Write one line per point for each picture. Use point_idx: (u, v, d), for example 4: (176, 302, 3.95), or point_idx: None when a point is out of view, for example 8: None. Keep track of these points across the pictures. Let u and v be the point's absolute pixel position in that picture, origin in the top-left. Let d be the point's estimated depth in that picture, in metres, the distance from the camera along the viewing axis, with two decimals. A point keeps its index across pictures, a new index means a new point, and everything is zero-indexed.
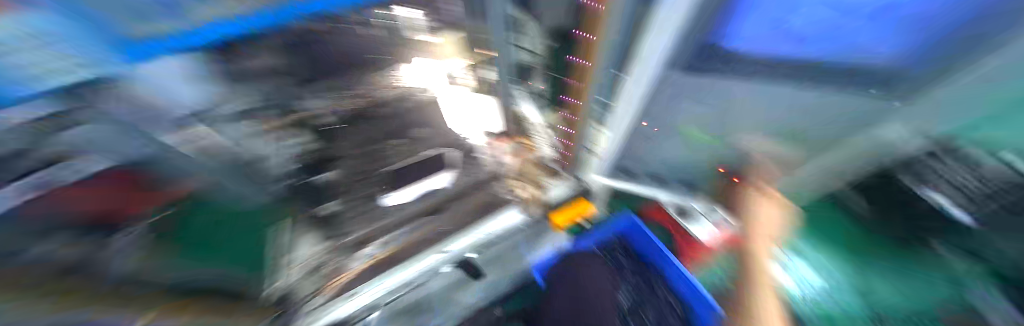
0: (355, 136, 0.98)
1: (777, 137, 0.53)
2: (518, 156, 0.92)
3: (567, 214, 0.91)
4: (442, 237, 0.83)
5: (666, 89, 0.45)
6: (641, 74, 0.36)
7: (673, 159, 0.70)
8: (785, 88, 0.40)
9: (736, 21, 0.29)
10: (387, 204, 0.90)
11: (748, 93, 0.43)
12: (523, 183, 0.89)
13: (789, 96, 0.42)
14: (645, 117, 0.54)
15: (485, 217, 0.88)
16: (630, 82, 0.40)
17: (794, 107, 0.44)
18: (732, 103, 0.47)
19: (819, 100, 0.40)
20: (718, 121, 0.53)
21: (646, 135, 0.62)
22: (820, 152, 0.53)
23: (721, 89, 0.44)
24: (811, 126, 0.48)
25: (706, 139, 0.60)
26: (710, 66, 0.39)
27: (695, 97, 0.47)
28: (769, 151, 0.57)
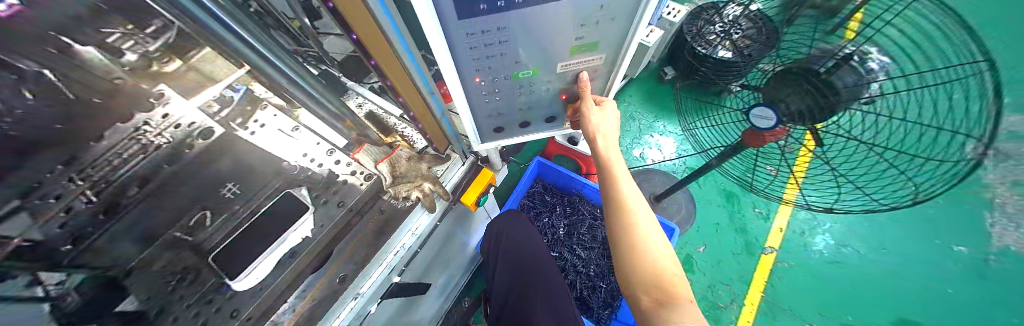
0: (136, 228, 0.52)
1: (583, 56, 0.59)
2: (388, 160, 0.76)
3: (472, 194, 0.88)
4: (350, 282, 0.65)
5: (471, 36, 0.47)
6: (422, 9, 0.38)
7: (523, 100, 0.73)
8: (554, 9, 0.43)
9: None
10: (239, 288, 0.56)
11: (536, 25, 0.47)
12: (415, 182, 0.76)
13: (564, 16, 0.46)
14: (475, 70, 0.57)
15: (389, 235, 0.72)
16: (425, 24, 0.41)
17: (575, 26, 0.49)
18: (533, 39, 0.51)
19: (583, 10, 0.45)
20: (536, 58, 0.57)
21: (490, 90, 0.66)
22: (616, 54, 0.61)
23: (514, 28, 0.47)
24: (603, 34, 0.53)
25: (537, 78, 0.64)
26: (487, 6, 0.41)
27: (501, 42, 0.50)
28: (587, 68, 0.64)
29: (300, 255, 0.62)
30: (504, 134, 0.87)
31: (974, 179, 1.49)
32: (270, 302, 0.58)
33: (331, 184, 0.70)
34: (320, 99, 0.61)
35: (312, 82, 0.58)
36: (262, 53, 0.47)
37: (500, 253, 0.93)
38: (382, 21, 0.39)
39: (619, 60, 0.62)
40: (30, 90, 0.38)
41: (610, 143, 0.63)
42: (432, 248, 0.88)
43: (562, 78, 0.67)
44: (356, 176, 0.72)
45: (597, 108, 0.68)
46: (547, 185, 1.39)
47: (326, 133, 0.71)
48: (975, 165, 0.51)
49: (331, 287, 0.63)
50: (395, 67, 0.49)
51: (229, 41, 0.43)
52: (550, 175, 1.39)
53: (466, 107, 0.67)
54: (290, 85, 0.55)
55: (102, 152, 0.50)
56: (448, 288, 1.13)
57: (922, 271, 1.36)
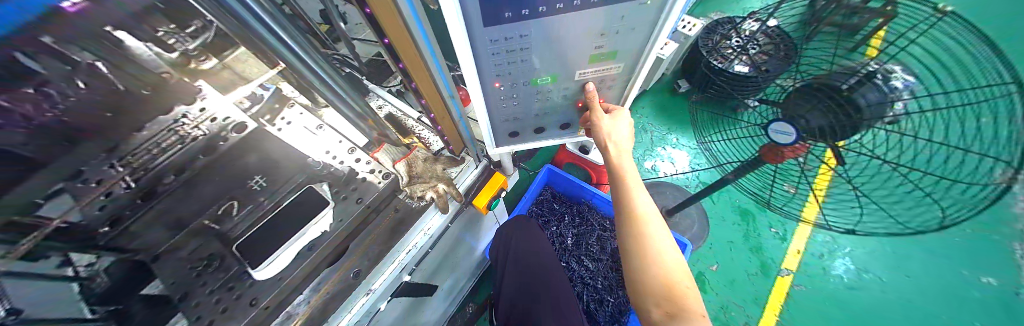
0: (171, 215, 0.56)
1: (602, 67, 0.62)
2: (406, 160, 0.76)
3: (484, 196, 0.88)
4: (361, 280, 0.65)
5: (495, 42, 0.49)
6: (450, 12, 0.39)
7: (540, 106, 0.74)
8: (575, 20, 0.45)
9: None
10: (259, 277, 0.55)
11: (554, 35, 0.49)
12: (429, 182, 0.77)
13: (583, 29, 0.48)
14: (495, 75, 0.59)
15: (403, 233, 0.73)
16: (451, 29, 0.43)
17: (595, 37, 0.51)
18: (551, 48, 0.53)
19: (602, 23, 0.48)
20: (555, 66, 0.58)
21: (509, 96, 0.67)
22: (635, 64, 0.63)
23: (534, 38, 0.49)
24: (621, 45, 0.55)
25: (555, 86, 0.66)
26: (512, 14, 0.42)
27: (522, 49, 0.52)
28: (604, 78, 0.66)
29: (316, 250, 0.62)
30: (519, 139, 0.88)
31: (1005, 207, 1.42)
32: (286, 295, 0.58)
33: (351, 181, 0.70)
34: (347, 99, 0.64)
35: (341, 82, 0.61)
36: (298, 50, 0.50)
37: (508, 259, 0.93)
38: (413, 28, 0.41)
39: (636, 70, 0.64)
40: (83, 80, 0.41)
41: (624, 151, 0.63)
42: (440, 250, 0.89)
43: (576, 85, 0.67)
44: (375, 174, 0.72)
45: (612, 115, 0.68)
46: (555, 193, 1.40)
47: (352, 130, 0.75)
48: (1004, 190, 0.49)
49: (341, 282, 0.64)
50: (420, 70, 0.51)
51: (269, 41, 0.45)
52: (559, 183, 1.39)
53: (484, 111, 0.69)
54: (324, 85, 0.58)
55: (141, 142, 0.52)
56: (454, 294, 1.13)
57: (950, 302, 1.29)
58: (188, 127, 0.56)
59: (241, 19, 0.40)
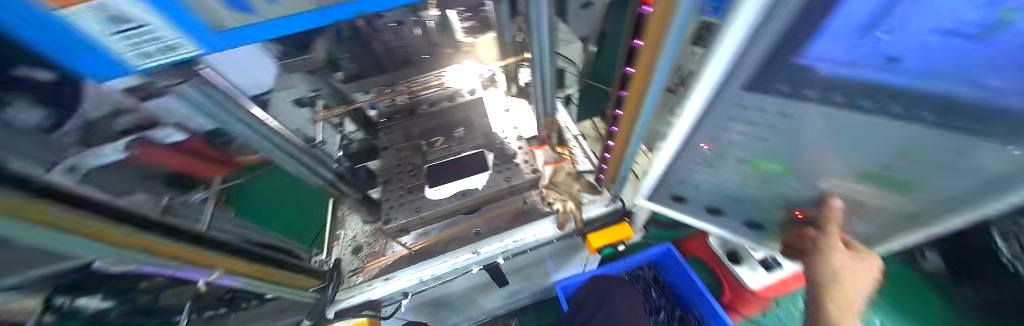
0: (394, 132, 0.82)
1: (876, 186, 0.45)
2: (555, 166, 0.85)
3: (606, 236, 0.80)
4: (478, 239, 0.80)
5: (738, 111, 0.39)
6: (712, 70, 0.33)
7: (735, 191, 0.58)
8: (881, 122, 0.34)
9: (826, 35, 0.27)
10: (431, 197, 0.77)
11: (826, 123, 0.38)
12: (562, 196, 0.81)
13: (889, 134, 0.36)
14: (708, 138, 0.46)
15: (519, 224, 0.81)
16: (698, 82, 0.36)
17: (899, 149, 0.37)
18: (810, 137, 0.41)
19: (914, 139, 0.35)
20: (798, 154, 0.45)
21: (707, 163, 0.52)
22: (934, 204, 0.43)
23: (794, 119, 0.38)
24: (935, 170, 0.38)
25: (780, 177, 0.51)
26: (789, 88, 0.34)
27: (772, 127, 0.41)
28: (856, 197, 0.49)
29: (466, 198, 0.75)
30: (679, 207, 0.68)
31: None
32: (439, 216, 0.77)
33: (508, 162, 0.81)
34: (545, 98, 0.75)
35: (550, 87, 0.73)
36: (551, 53, 0.60)
37: (599, 311, 0.94)
38: (660, 62, 0.39)
39: (930, 208, 0.44)
40: None
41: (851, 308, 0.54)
42: (534, 253, 0.96)
43: (809, 194, 0.53)
44: (527, 165, 0.80)
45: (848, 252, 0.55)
46: (659, 278, 1.24)
47: (531, 125, 0.91)
48: None
49: (466, 233, 0.82)
50: (635, 95, 0.48)
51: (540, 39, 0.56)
52: (670, 271, 1.22)
53: (661, 168, 0.54)
54: (541, 86, 0.71)
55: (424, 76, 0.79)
56: (513, 297, 1.20)
57: None
58: (439, 81, 0.89)
59: (532, 23, 0.53)
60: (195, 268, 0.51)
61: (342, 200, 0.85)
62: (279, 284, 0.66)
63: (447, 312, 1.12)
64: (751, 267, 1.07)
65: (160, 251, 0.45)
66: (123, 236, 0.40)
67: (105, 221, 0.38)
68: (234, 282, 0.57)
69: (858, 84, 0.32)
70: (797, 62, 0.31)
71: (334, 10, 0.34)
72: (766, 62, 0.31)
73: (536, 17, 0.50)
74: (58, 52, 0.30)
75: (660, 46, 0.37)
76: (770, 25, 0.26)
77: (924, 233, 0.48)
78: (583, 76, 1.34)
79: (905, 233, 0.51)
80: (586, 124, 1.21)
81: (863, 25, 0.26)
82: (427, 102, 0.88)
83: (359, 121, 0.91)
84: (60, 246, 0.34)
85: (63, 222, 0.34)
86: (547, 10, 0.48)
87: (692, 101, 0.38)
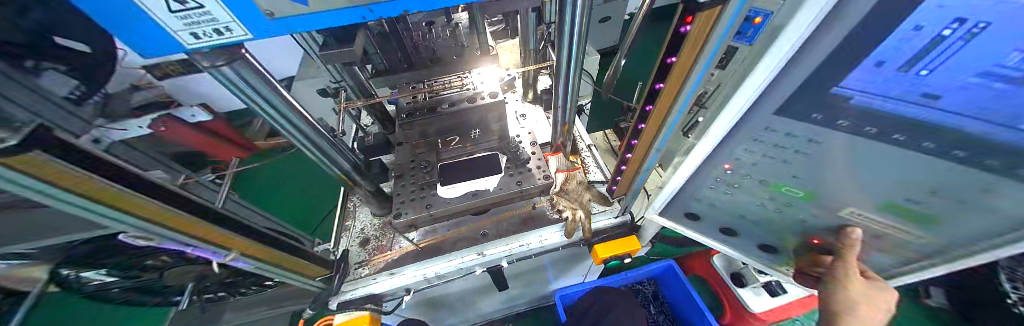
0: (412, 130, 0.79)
1: (898, 218, 0.46)
2: (567, 173, 0.86)
3: (612, 247, 0.81)
4: (485, 240, 0.80)
5: (766, 133, 0.41)
6: (747, 90, 0.34)
7: (752, 212, 0.59)
8: (907, 155, 0.36)
9: (862, 69, 0.28)
10: (442, 195, 0.77)
11: (849, 152, 0.39)
12: (573, 204, 0.81)
13: (911, 166, 0.37)
14: (731, 158, 0.47)
15: (527, 228, 0.82)
16: (731, 102, 0.37)
17: (922, 183, 0.38)
18: (833, 164, 0.42)
19: (937, 173, 0.36)
20: (820, 180, 0.45)
21: (726, 182, 0.53)
22: (958, 239, 0.44)
23: (821, 146, 0.40)
24: (961, 206, 0.39)
25: (800, 202, 0.51)
26: (822, 117, 0.36)
27: (798, 152, 0.42)
28: (877, 228, 0.50)
29: (477, 198, 0.76)
30: (692, 224, 0.68)
31: None
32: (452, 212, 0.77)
33: (521, 166, 0.82)
34: (565, 107, 0.76)
35: (571, 98, 0.73)
36: (578, 66, 0.62)
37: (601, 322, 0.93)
38: (691, 79, 0.40)
39: (954, 244, 0.45)
40: None
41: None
42: (537, 259, 0.96)
43: (830, 222, 0.53)
44: (539, 171, 0.81)
45: (870, 285, 0.55)
46: (658, 294, 1.25)
47: (545, 132, 0.99)
48: None
49: (474, 233, 0.82)
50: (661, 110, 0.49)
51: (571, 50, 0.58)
52: (669, 286, 1.22)
53: (678, 185, 0.55)
54: (563, 96, 0.72)
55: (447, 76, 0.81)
56: (512, 302, 1.20)
57: None
58: (461, 83, 0.86)
59: (563, 35, 0.54)
60: (212, 247, 0.51)
61: (354, 191, 0.83)
62: (289, 272, 0.66)
63: (445, 312, 1.11)
64: (754, 291, 1.07)
65: (179, 224, 0.45)
66: (145, 204, 0.41)
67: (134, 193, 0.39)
68: (245, 265, 0.58)
69: (894, 117, 0.33)
70: (833, 90, 0.32)
71: (382, 5, 0.35)
72: (803, 87, 0.32)
73: (569, 28, 0.52)
74: (115, 25, 0.31)
75: (694, 65, 0.39)
76: (813, 51, 0.28)
77: (945, 269, 0.48)
78: (595, 87, 1.36)
79: (924, 268, 0.52)
80: (596, 135, 1.22)
81: (904, 60, 0.27)
82: (448, 101, 0.81)
83: (377, 115, 0.95)
84: (79, 208, 0.35)
85: (82, 181, 0.34)
86: (579, 24, 0.50)
87: (721, 121, 0.40)
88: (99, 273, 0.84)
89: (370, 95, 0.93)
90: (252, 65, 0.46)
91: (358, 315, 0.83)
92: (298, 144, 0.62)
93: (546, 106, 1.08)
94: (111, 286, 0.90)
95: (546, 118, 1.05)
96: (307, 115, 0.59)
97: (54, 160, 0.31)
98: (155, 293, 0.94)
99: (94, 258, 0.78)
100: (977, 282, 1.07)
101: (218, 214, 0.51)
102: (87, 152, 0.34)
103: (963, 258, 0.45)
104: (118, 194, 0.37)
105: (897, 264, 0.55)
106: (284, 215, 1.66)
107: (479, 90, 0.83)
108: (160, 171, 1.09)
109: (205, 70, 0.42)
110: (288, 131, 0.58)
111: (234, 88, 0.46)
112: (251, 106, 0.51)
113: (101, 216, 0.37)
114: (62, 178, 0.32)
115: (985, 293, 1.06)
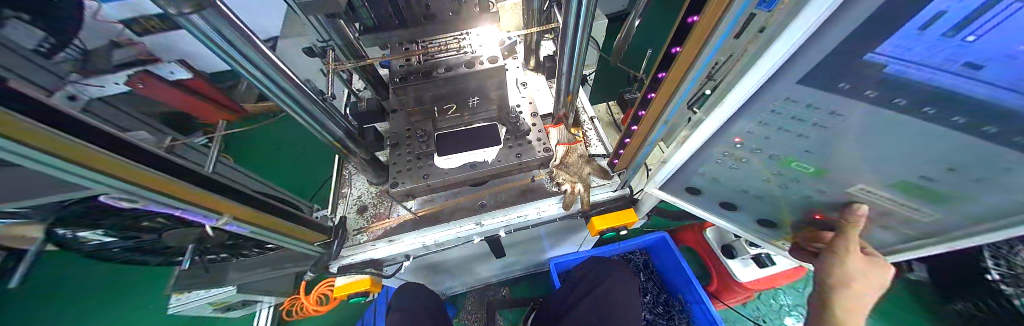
0: (407, 96, 0.73)
1: (909, 197, 0.44)
2: (568, 146, 0.83)
3: (610, 219, 0.81)
4: (483, 210, 0.80)
5: (785, 104, 0.38)
6: (770, 58, 0.31)
7: (756, 187, 0.58)
8: (934, 129, 0.33)
9: (902, 34, 0.25)
10: (440, 165, 0.75)
11: (869, 126, 0.37)
12: (572, 177, 0.80)
13: (934, 142, 0.35)
14: (743, 131, 0.45)
15: (524, 200, 0.81)
16: (750, 72, 0.34)
17: (943, 159, 0.36)
18: (849, 139, 0.40)
19: (962, 150, 0.34)
20: (832, 156, 0.44)
21: (733, 157, 0.52)
22: (965, 218, 0.43)
23: (843, 119, 0.37)
24: (980, 184, 0.37)
25: (808, 177, 0.50)
26: (849, 86, 0.33)
27: (816, 125, 0.40)
28: (884, 205, 0.49)
29: (475, 170, 0.74)
30: (691, 199, 0.68)
31: None
32: (451, 182, 0.75)
33: (521, 138, 0.79)
34: (569, 75, 0.71)
35: (577, 66, 0.68)
36: (586, 32, 0.57)
37: (593, 290, 0.96)
38: (709, 45, 0.37)
39: (961, 223, 0.44)
40: None
41: (855, 309, 0.59)
42: (533, 230, 0.98)
43: (835, 199, 0.52)
44: (539, 143, 0.79)
45: (865, 259, 0.55)
46: (649, 263, 1.30)
47: (546, 102, 0.96)
48: None
49: (473, 204, 0.82)
50: (675, 77, 0.46)
51: (578, 14, 0.52)
52: (660, 256, 1.26)
53: (683, 159, 0.54)
54: (568, 62, 0.67)
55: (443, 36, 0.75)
56: (508, 268, 1.24)
57: None
58: (458, 45, 0.79)
59: None
60: (203, 212, 0.50)
61: (349, 159, 0.81)
62: (287, 238, 0.67)
63: (444, 276, 1.16)
64: (743, 262, 1.11)
65: (167, 188, 0.44)
66: (128, 168, 0.39)
67: (109, 152, 0.36)
68: (240, 230, 0.57)
69: (926, 89, 0.29)
70: (867, 56, 0.28)
71: None
72: (836, 52, 0.29)
73: None
74: None
75: (716, 27, 0.34)
76: (854, 10, 0.24)
77: (946, 247, 0.48)
78: (602, 55, 1.29)
79: (922, 247, 0.52)
80: (600, 106, 1.18)
81: (951, 24, 0.23)
82: (445, 65, 0.74)
83: (369, 79, 0.90)
84: (56, 170, 0.33)
85: (57, 144, 0.31)
86: None
87: (739, 89, 0.37)
88: (98, 234, 0.85)
89: (359, 56, 0.87)
90: (226, 14, 0.41)
91: (359, 278, 0.86)
92: (285, 107, 0.58)
93: (548, 75, 1.03)
94: (112, 246, 0.91)
95: (549, 87, 1.00)
96: (292, 75, 0.55)
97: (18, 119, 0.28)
98: (156, 254, 0.96)
99: (90, 219, 0.79)
100: (965, 258, 1.11)
101: (206, 179, 0.50)
102: (52, 112, 0.31)
103: (966, 238, 0.45)
104: (97, 156, 0.35)
105: (897, 241, 0.55)
106: (283, 181, 1.66)
107: (478, 54, 0.77)
108: (147, 133, 1.06)
109: (172, 18, 0.37)
110: (276, 95, 0.55)
111: (211, 44, 0.42)
112: (233, 65, 0.48)
113: (85, 180, 0.35)
114: (39, 139, 0.30)
115: (975, 270, 1.09)
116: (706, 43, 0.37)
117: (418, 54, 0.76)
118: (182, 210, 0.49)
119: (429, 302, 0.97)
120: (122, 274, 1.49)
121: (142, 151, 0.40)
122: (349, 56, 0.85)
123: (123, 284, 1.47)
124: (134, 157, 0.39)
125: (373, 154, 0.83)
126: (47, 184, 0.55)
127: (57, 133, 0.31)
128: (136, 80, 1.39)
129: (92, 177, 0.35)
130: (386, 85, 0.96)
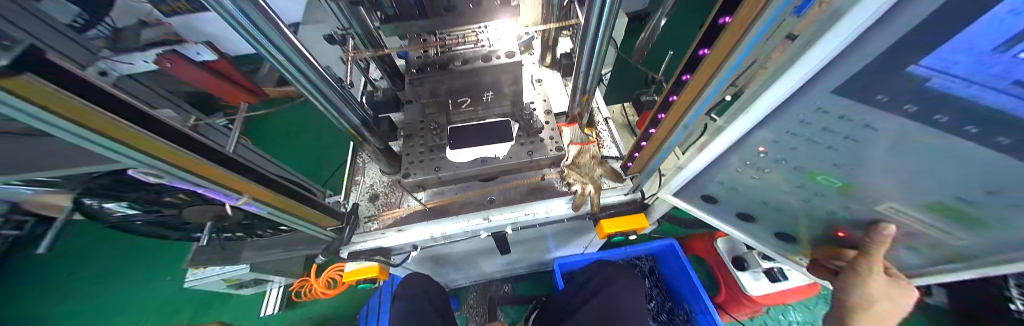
0: (420, 87, 0.73)
1: (941, 218, 0.43)
2: (581, 146, 0.82)
3: (618, 223, 0.80)
4: (492, 206, 0.80)
5: (815, 114, 0.37)
6: (801, 68, 0.30)
7: (775, 198, 0.56)
8: (978, 149, 0.32)
9: (950, 46, 0.24)
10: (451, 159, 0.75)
11: (905, 141, 0.35)
12: (584, 178, 0.79)
13: (974, 162, 0.33)
14: (768, 141, 0.44)
15: (533, 199, 0.81)
16: (779, 81, 0.33)
17: (986, 181, 0.34)
18: (880, 153, 0.38)
19: (1007, 173, 0.32)
20: (860, 170, 0.42)
21: (755, 166, 0.50)
22: (1001, 244, 0.41)
23: (879, 132, 0.35)
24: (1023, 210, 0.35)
25: (835, 192, 0.48)
26: (886, 99, 0.31)
27: (848, 138, 0.38)
28: (913, 225, 0.47)
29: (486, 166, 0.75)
30: (706, 206, 0.67)
31: None
32: (461, 174, 0.75)
33: (534, 136, 0.79)
34: (588, 74, 0.70)
35: (596, 64, 0.67)
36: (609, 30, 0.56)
37: (597, 295, 0.95)
38: (740, 49, 0.36)
39: (1001, 249, 0.42)
40: None
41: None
42: (537, 229, 0.98)
43: (861, 216, 0.50)
44: (552, 141, 0.78)
45: (886, 283, 0.54)
46: (654, 270, 1.29)
47: (561, 100, 0.96)
48: None
49: (481, 199, 0.82)
50: (699, 80, 0.45)
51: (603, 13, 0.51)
52: (665, 263, 1.25)
53: (701, 165, 0.53)
54: (587, 61, 0.66)
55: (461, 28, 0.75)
56: (512, 264, 1.25)
57: None
58: (475, 37, 0.79)
59: None
60: (224, 191, 0.52)
61: (363, 147, 0.82)
62: (303, 221, 0.69)
63: (447, 268, 1.16)
64: (754, 275, 1.08)
65: (195, 167, 0.46)
66: (163, 148, 0.41)
67: (140, 128, 0.37)
68: (259, 210, 0.60)
69: (974, 106, 0.28)
70: (909, 68, 0.27)
71: None
72: (875, 64, 0.27)
73: None
74: None
75: (748, 31, 0.33)
76: (891, 25, 0.23)
77: (977, 273, 0.46)
78: (619, 54, 1.27)
79: (952, 271, 0.50)
80: (615, 107, 1.16)
81: (1002, 40, 0.22)
82: (461, 58, 0.75)
83: (386, 69, 0.91)
84: (101, 145, 0.35)
85: (100, 121, 0.33)
86: None
87: (766, 96, 0.35)
88: (122, 205, 0.88)
89: (378, 46, 0.88)
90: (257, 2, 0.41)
91: (369, 265, 0.88)
92: (306, 91, 0.59)
93: (564, 72, 1.02)
94: (133, 218, 0.95)
95: (565, 85, 1.00)
96: (315, 63, 0.56)
97: (68, 98, 0.30)
98: (175, 228, 0.99)
99: (115, 191, 0.82)
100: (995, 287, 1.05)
101: (230, 160, 0.51)
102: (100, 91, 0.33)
103: (1000, 265, 0.43)
104: (136, 135, 0.37)
105: (924, 263, 0.53)
106: (295, 165, 1.69)
107: (495, 48, 0.77)
108: (171, 111, 1.09)
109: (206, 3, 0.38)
110: (297, 80, 0.55)
111: (241, 29, 0.43)
112: (262, 51, 0.49)
113: (123, 156, 0.38)
114: (86, 116, 0.32)
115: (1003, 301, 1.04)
116: (734, 48, 0.36)
117: (434, 45, 0.76)
118: (206, 188, 0.51)
119: (431, 290, 0.99)
120: (144, 246, 1.56)
121: (172, 130, 0.42)
122: (368, 43, 0.86)
123: (145, 253, 1.54)
124: (161, 134, 0.40)
125: (386, 143, 0.84)
126: (76, 156, 0.57)
127: (96, 108, 0.33)
128: (166, 59, 1.46)
129: (129, 154, 0.38)
130: (402, 76, 0.97)
